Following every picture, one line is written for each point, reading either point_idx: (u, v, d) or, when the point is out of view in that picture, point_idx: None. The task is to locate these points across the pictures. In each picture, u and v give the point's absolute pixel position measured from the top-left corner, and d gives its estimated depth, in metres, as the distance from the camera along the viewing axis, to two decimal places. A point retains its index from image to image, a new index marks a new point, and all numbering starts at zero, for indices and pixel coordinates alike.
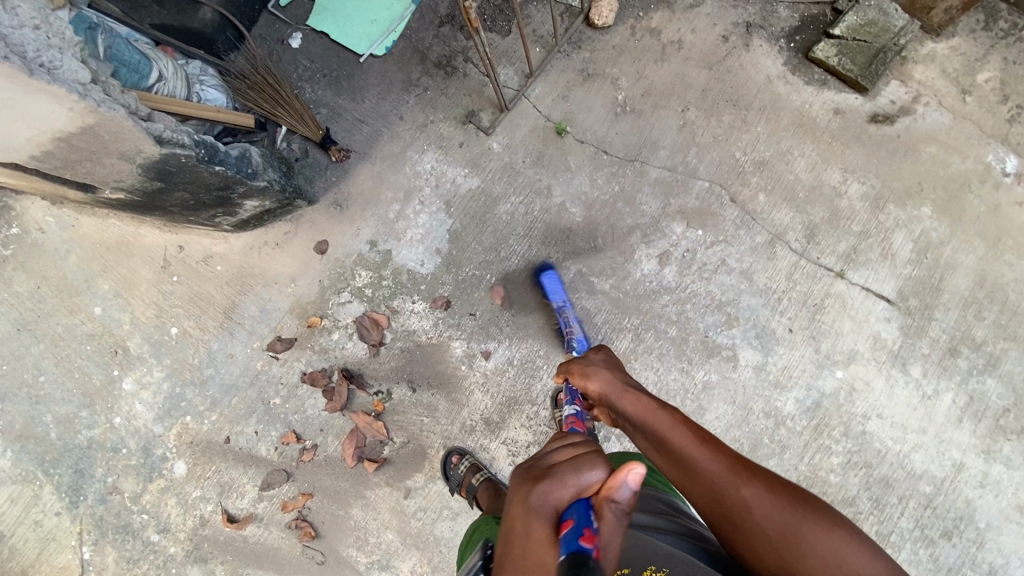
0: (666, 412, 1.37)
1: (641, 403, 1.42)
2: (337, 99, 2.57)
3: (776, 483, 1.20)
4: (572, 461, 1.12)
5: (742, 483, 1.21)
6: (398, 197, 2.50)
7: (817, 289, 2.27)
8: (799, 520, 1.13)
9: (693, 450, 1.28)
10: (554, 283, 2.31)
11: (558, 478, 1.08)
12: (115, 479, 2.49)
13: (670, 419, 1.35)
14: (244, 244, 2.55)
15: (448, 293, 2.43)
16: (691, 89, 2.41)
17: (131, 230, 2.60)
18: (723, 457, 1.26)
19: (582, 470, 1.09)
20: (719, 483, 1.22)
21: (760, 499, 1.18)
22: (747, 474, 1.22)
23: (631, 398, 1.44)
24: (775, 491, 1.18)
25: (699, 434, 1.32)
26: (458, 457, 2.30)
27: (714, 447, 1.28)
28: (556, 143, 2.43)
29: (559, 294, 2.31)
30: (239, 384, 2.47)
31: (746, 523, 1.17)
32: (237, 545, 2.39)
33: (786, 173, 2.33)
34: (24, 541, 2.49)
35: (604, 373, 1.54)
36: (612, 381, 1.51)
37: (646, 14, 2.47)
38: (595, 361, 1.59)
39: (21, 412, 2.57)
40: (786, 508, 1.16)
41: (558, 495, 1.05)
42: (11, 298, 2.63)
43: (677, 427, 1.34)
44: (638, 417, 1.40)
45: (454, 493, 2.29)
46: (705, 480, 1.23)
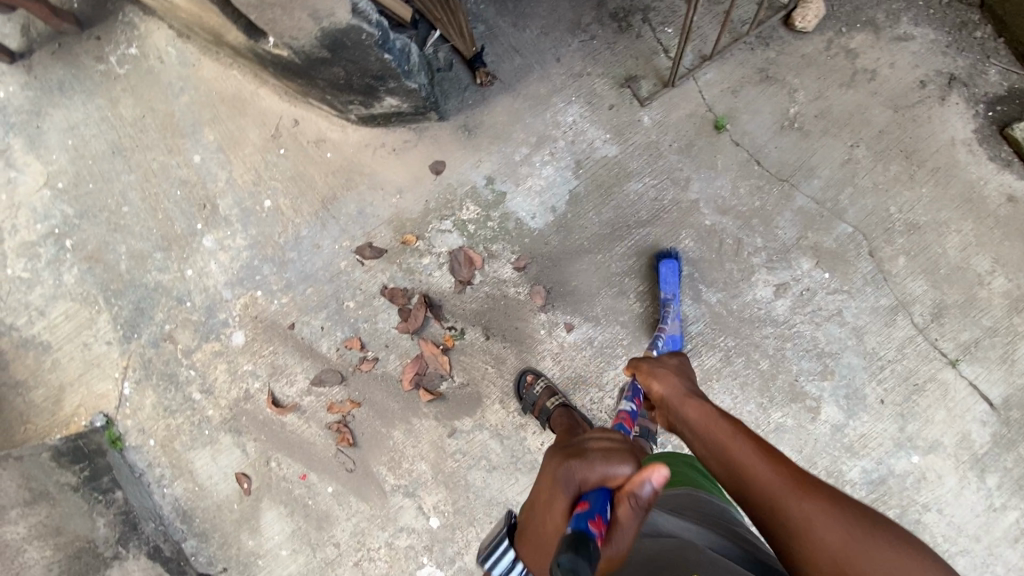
0: (727, 421, 1.38)
1: (706, 412, 1.43)
2: (498, 19, 2.40)
3: (842, 502, 1.19)
4: (606, 451, 1.27)
5: (804, 501, 1.19)
6: (529, 141, 2.37)
7: (923, 370, 2.18)
8: (864, 538, 1.12)
9: (754, 460, 1.28)
10: (673, 275, 2.19)
11: (587, 460, 1.23)
12: (172, 328, 2.49)
13: (732, 430, 1.36)
14: (360, 139, 2.45)
15: (532, 255, 2.35)
16: (868, 125, 2.25)
17: (251, 88, 2.50)
18: (784, 472, 1.25)
19: (612, 461, 1.22)
20: (780, 496, 1.21)
21: (821, 515, 1.17)
22: (803, 487, 1.21)
23: (695, 404, 1.46)
24: (843, 511, 1.17)
25: (760, 446, 1.32)
26: (533, 378, 2.29)
27: (775, 459, 1.28)
28: (711, 137, 2.28)
29: (672, 286, 2.20)
30: (318, 276, 2.42)
31: (812, 541, 1.15)
32: (274, 428, 2.41)
33: (935, 245, 2.20)
34: (71, 358, 2.53)
35: (670, 380, 1.56)
36: (676, 388, 1.53)
37: (848, 32, 2.28)
38: (665, 366, 1.61)
39: (97, 234, 2.54)
40: (851, 527, 1.14)
41: (586, 476, 1.20)
42: (114, 119, 2.56)
43: (737, 436, 1.35)
44: (700, 423, 1.41)
45: (525, 412, 2.31)
46: (767, 493, 1.22)
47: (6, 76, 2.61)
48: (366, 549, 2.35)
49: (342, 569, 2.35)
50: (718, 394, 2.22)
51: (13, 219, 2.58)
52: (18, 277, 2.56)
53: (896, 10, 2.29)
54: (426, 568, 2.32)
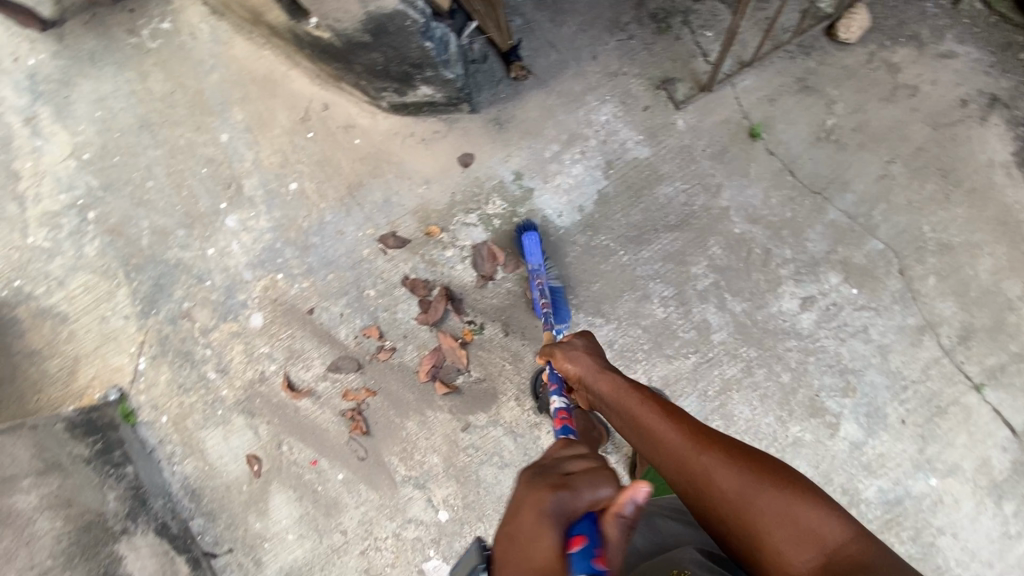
0: (634, 391, 1.41)
1: (616, 384, 1.46)
2: (536, 14, 2.38)
3: (734, 447, 1.21)
4: (588, 473, 1.03)
5: (701, 453, 1.21)
6: (560, 138, 2.35)
7: (946, 393, 2.16)
8: (759, 483, 1.14)
9: (657, 423, 1.32)
10: (534, 245, 2.22)
11: (571, 487, 0.99)
12: (191, 306, 2.48)
13: (640, 398, 1.39)
14: (390, 127, 2.43)
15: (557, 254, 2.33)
16: (906, 142, 2.22)
17: (283, 70, 2.49)
18: (686, 429, 1.27)
19: (597, 483, 1.00)
20: (680, 453, 1.23)
21: (719, 466, 1.18)
22: (704, 441, 1.23)
23: (607, 378, 1.49)
24: (733, 458, 1.19)
25: (666, 408, 1.35)
26: None
27: (675, 418, 1.31)
28: (745, 145, 2.25)
29: (536, 257, 2.22)
30: (340, 263, 2.41)
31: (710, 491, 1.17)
32: (288, 412, 2.40)
33: (967, 266, 2.17)
34: (88, 330, 2.52)
35: (584, 359, 1.57)
36: (591, 365, 1.55)
37: (890, 46, 2.25)
38: (577, 344, 1.62)
39: (120, 208, 2.54)
40: (746, 474, 1.16)
41: (574, 505, 0.95)
42: (144, 93, 2.55)
43: (644, 403, 1.38)
44: (612, 396, 1.44)
45: (541, 412, 2.30)
46: (671, 453, 1.25)
47: (38, 43, 2.61)
48: (372, 538, 2.34)
49: (348, 557, 2.34)
50: (736, 404, 2.19)
51: (37, 188, 2.57)
52: (39, 246, 2.56)
53: (940, 27, 2.26)
54: (432, 562, 2.31)
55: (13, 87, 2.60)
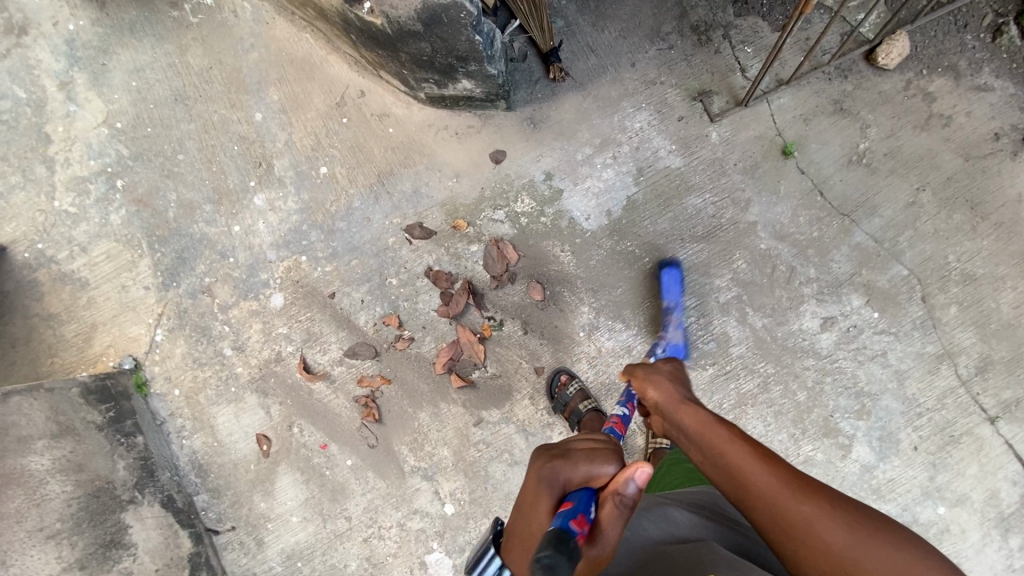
0: (723, 427, 1.32)
1: (700, 418, 1.37)
2: (578, 17, 2.39)
3: (840, 501, 1.16)
4: (589, 452, 1.27)
5: (805, 504, 1.15)
6: (593, 142, 2.36)
7: (960, 423, 2.16)
8: (869, 540, 1.10)
9: (749, 464, 1.23)
10: (675, 284, 2.21)
11: (572, 460, 1.25)
12: (212, 281, 2.48)
13: (729, 435, 1.30)
14: (424, 118, 2.44)
15: (582, 256, 2.34)
16: (937, 171, 2.23)
17: (322, 54, 2.50)
18: (786, 477, 1.20)
19: (594, 460, 1.24)
20: (782, 501, 1.16)
21: (825, 520, 1.12)
22: (806, 490, 1.17)
23: (689, 410, 1.39)
24: (840, 512, 1.13)
25: (756, 448, 1.27)
26: (567, 378, 2.28)
27: (773, 463, 1.22)
28: (777, 162, 2.27)
29: (674, 295, 2.21)
30: (364, 249, 2.42)
31: (814, 546, 1.11)
32: (301, 394, 2.40)
33: (989, 299, 2.19)
34: (107, 298, 2.53)
35: (663, 385, 1.50)
36: (672, 395, 1.46)
37: (928, 75, 2.26)
38: (659, 371, 1.54)
39: (149, 179, 2.54)
40: (855, 529, 1.11)
41: (570, 475, 1.22)
42: (181, 67, 2.56)
43: (733, 441, 1.28)
44: (694, 429, 1.35)
45: (555, 413, 2.29)
46: (769, 500, 1.17)
47: (77, 9, 2.61)
48: (377, 526, 2.34)
49: (351, 543, 2.34)
50: (750, 419, 2.20)
51: (67, 153, 2.58)
52: (64, 211, 2.56)
53: (978, 60, 2.27)
54: (435, 554, 2.31)
55: (50, 51, 2.61)
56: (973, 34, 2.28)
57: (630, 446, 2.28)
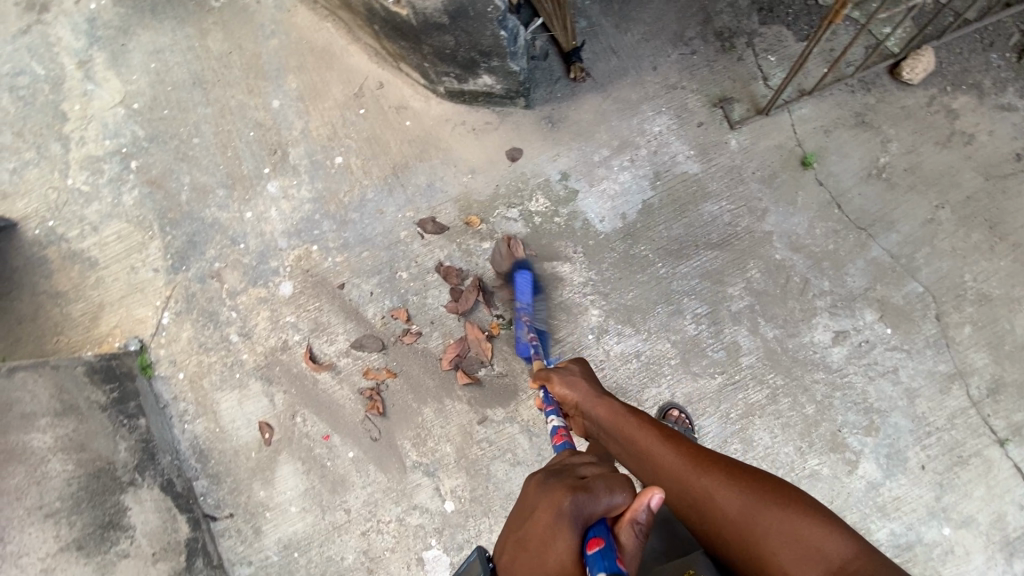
0: (631, 416, 1.52)
1: (613, 410, 1.57)
2: (602, 19, 2.38)
3: (735, 469, 1.33)
4: (602, 481, 1.21)
5: (702, 476, 1.33)
6: (611, 144, 2.35)
7: (970, 444, 2.14)
8: (759, 501, 1.26)
9: (654, 446, 1.44)
10: (525, 285, 2.26)
11: (590, 492, 1.17)
12: (222, 267, 2.47)
13: (636, 423, 1.50)
14: (442, 113, 2.44)
15: (595, 258, 2.32)
16: (957, 189, 2.21)
17: (343, 44, 2.50)
18: (685, 453, 1.40)
19: (612, 491, 1.19)
20: (681, 475, 1.36)
21: (720, 487, 1.30)
22: (704, 463, 1.36)
23: (604, 404, 1.59)
24: (732, 478, 1.31)
25: (661, 430, 1.48)
26: None
27: (674, 443, 1.43)
28: (795, 172, 2.25)
29: (526, 296, 2.26)
30: (376, 241, 2.41)
31: (713, 512, 1.29)
32: (305, 384, 2.39)
33: (1004, 320, 2.16)
34: (116, 278, 2.52)
35: (580, 383, 1.68)
36: (587, 392, 1.64)
37: (951, 91, 2.25)
38: (569, 371, 1.71)
39: (163, 161, 2.54)
40: (746, 493, 1.28)
41: (591, 509, 1.14)
42: (201, 50, 2.56)
43: (642, 428, 1.49)
44: (610, 421, 1.55)
45: None
46: (671, 475, 1.37)
47: None
48: (375, 520, 2.32)
49: (348, 536, 2.32)
50: (757, 430, 2.18)
51: (83, 132, 2.57)
52: (77, 189, 2.55)
53: (1003, 79, 2.25)
54: (432, 551, 2.29)
55: (71, 30, 2.61)
56: (999, 53, 2.27)
57: None
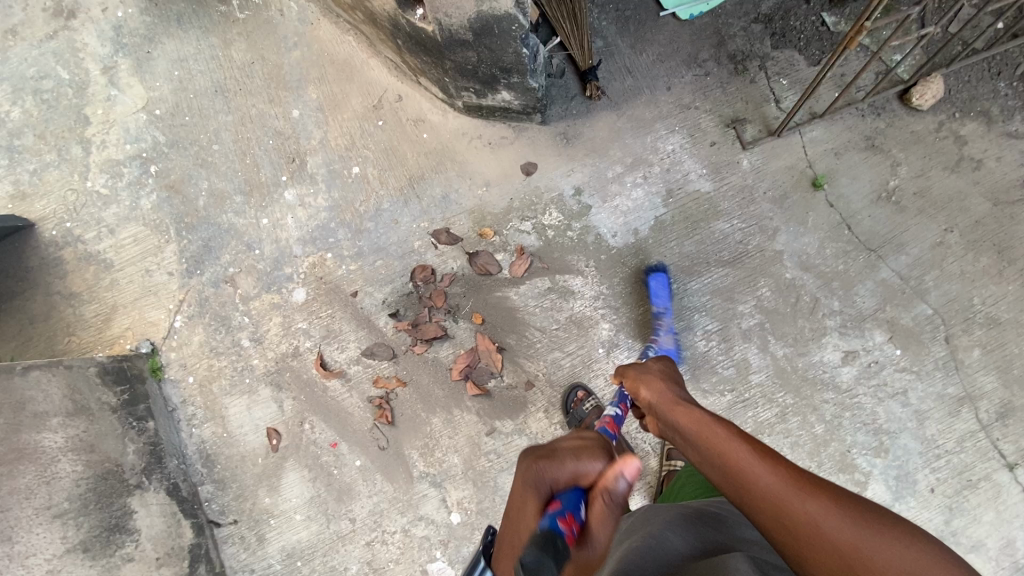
0: (718, 424, 1.31)
1: (696, 416, 1.37)
2: (617, 39, 2.43)
3: (847, 498, 1.09)
4: (575, 450, 1.26)
5: (805, 499, 1.09)
6: (625, 161, 2.38)
7: (979, 468, 2.14)
8: (876, 536, 1.01)
9: (741, 457, 1.20)
10: (663, 289, 2.24)
11: (558, 458, 1.23)
12: (236, 272, 2.49)
13: (724, 432, 1.28)
14: (459, 126, 2.48)
15: (607, 273, 2.35)
16: (965, 213, 2.24)
17: (363, 57, 2.55)
18: (784, 471, 1.15)
19: (581, 458, 1.22)
20: (776, 493, 1.11)
21: (826, 514, 1.06)
22: (807, 486, 1.11)
23: (685, 410, 1.41)
24: (844, 508, 1.06)
25: (753, 443, 1.24)
26: (583, 395, 2.27)
27: (769, 458, 1.19)
28: (806, 193, 2.28)
29: (663, 300, 2.24)
30: (390, 250, 2.43)
31: (814, 541, 1.04)
32: (315, 391, 2.39)
33: (1013, 344, 2.18)
34: (130, 281, 2.54)
35: (656, 385, 1.55)
36: (666, 394, 1.51)
37: (960, 118, 2.29)
38: (649, 373, 1.61)
39: (182, 166, 2.57)
40: (860, 523, 1.03)
41: (557, 475, 1.19)
42: (224, 60, 2.61)
43: (728, 437, 1.27)
44: (690, 427, 1.35)
45: (570, 428, 2.27)
46: (765, 494, 1.13)
47: None
48: (381, 531, 2.31)
49: (353, 546, 2.31)
50: None
51: (104, 136, 2.62)
52: (96, 192, 2.59)
53: (1010, 107, 2.29)
54: (437, 563, 2.28)
55: (97, 36, 2.67)
56: (1007, 81, 2.30)
57: (643, 467, 2.25)
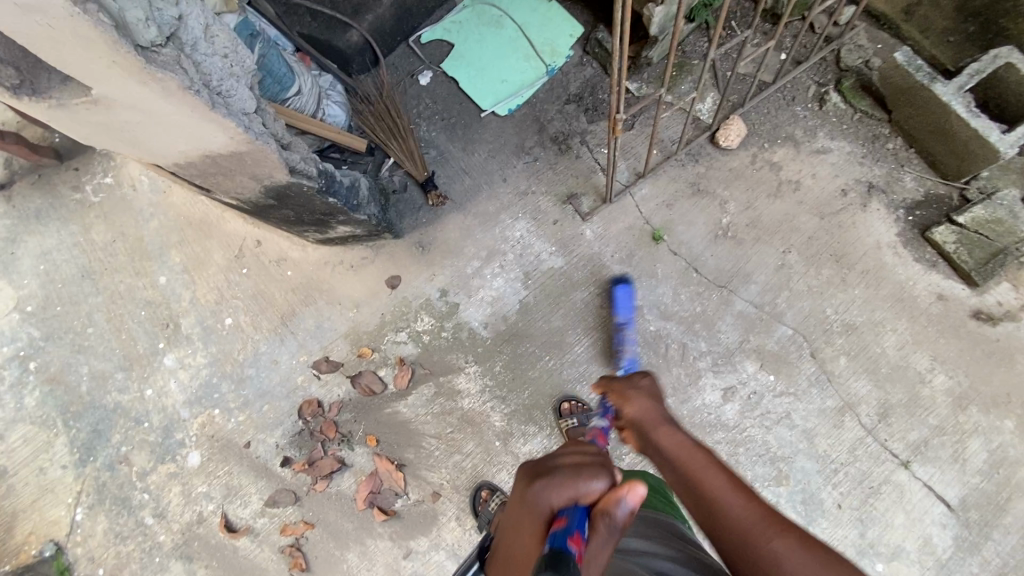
0: (702, 452, 1.30)
1: (680, 441, 1.33)
2: (449, 145, 2.58)
3: (813, 541, 1.12)
4: (575, 465, 1.16)
5: (776, 538, 1.12)
6: (480, 255, 2.48)
7: (876, 473, 2.17)
8: None
9: (725, 494, 1.21)
10: (626, 299, 2.27)
11: (560, 477, 1.13)
12: (129, 450, 2.48)
13: (706, 461, 1.27)
14: (320, 257, 2.56)
15: (489, 365, 2.39)
16: (798, 232, 2.37)
17: (218, 212, 2.65)
18: (758, 507, 1.18)
19: (584, 477, 1.12)
20: (750, 531, 1.14)
21: (795, 556, 1.09)
22: (781, 525, 1.14)
23: (668, 432, 1.36)
24: (812, 552, 1.10)
25: (734, 479, 1.24)
26: (488, 493, 2.25)
27: (749, 496, 1.20)
28: (650, 248, 2.40)
29: (627, 310, 2.28)
30: (275, 392, 2.45)
31: None
32: (226, 554, 2.35)
33: (873, 344, 2.26)
34: (24, 484, 2.49)
35: (642, 400, 1.45)
36: (651, 410, 1.43)
37: (770, 147, 2.45)
38: (636, 385, 1.50)
39: (60, 356, 2.59)
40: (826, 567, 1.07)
41: (556, 495, 1.10)
42: (86, 244, 2.68)
43: (710, 468, 1.26)
44: (673, 453, 1.31)
45: (482, 532, 2.22)
46: (736, 530, 1.15)
47: None
48: None
49: None
50: None
51: None
52: None
53: (812, 126, 2.46)
54: None
55: None
56: (802, 104, 2.48)
57: None
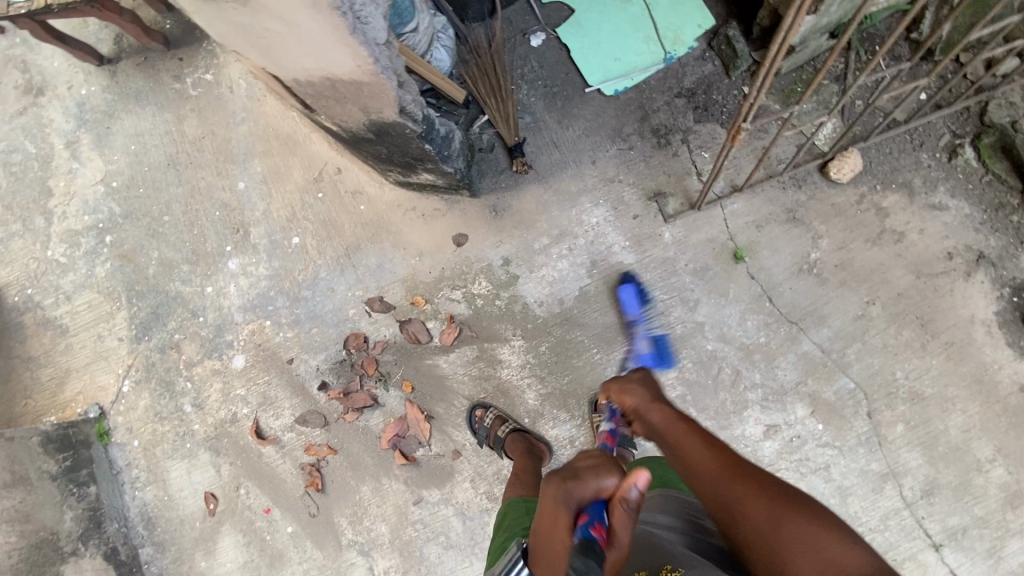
0: (682, 423, 1.45)
1: (664, 415, 1.50)
2: (546, 114, 2.50)
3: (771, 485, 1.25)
4: (592, 465, 1.22)
5: (737, 485, 1.26)
6: (551, 233, 2.43)
7: (903, 547, 2.09)
8: (789, 518, 1.17)
9: (698, 454, 1.36)
10: (632, 299, 2.31)
11: (577, 479, 1.18)
12: (181, 338, 2.59)
13: (685, 430, 1.43)
14: (395, 198, 2.56)
15: (534, 344, 2.38)
16: (888, 285, 2.23)
17: (305, 132, 2.66)
18: (720, 458, 1.33)
19: (600, 473, 1.19)
20: (716, 483, 1.29)
21: (752, 498, 1.23)
22: (742, 476, 1.28)
23: (657, 408, 1.52)
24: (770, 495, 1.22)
25: (708, 441, 1.39)
26: (482, 412, 2.32)
27: (718, 451, 1.35)
28: (728, 265, 2.31)
29: (635, 309, 2.32)
30: (326, 318, 2.51)
31: (740, 522, 1.21)
32: (251, 456, 2.46)
33: (937, 419, 2.15)
34: (82, 346, 2.64)
35: (637, 389, 1.58)
36: (644, 395, 1.56)
37: (882, 190, 2.29)
38: (631, 379, 1.62)
39: (135, 236, 2.70)
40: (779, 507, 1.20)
41: (578, 495, 1.16)
42: (177, 134, 2.74)
43: (688, 437, 1.42)
44: (659, 428, 1.48)
45: (483, 447, 2.31)
46: (708, 483, 1.30)
47: (91, 76, 2.84)
48: None
49: None
50: None
51: (64, 207, 2.75)
52: (55, 260, 2.71)
53: (934, 178, 2.28)
54: None
55: (62, 113, 2.82)
56: (929, 152, 2.29)
57: None
